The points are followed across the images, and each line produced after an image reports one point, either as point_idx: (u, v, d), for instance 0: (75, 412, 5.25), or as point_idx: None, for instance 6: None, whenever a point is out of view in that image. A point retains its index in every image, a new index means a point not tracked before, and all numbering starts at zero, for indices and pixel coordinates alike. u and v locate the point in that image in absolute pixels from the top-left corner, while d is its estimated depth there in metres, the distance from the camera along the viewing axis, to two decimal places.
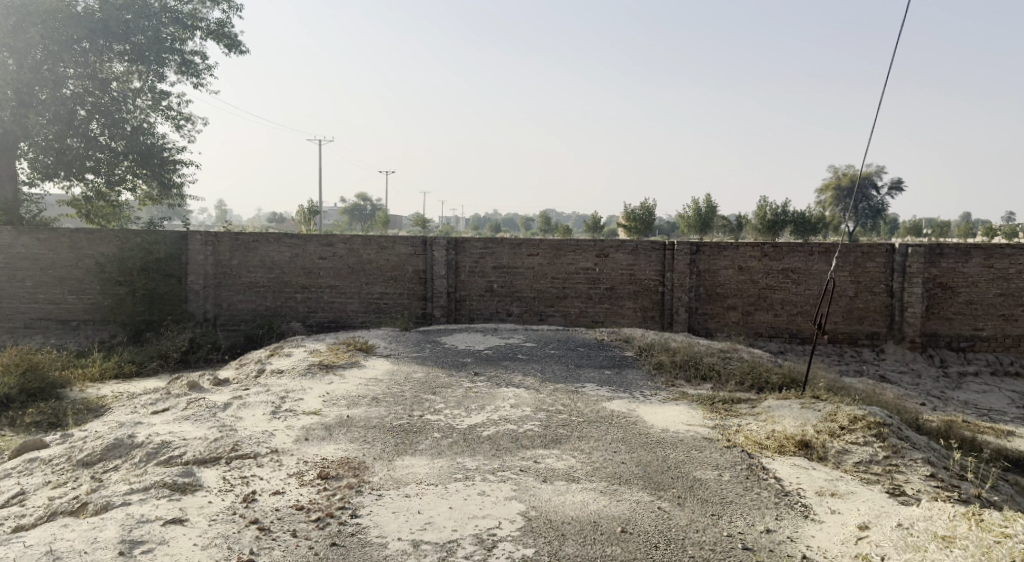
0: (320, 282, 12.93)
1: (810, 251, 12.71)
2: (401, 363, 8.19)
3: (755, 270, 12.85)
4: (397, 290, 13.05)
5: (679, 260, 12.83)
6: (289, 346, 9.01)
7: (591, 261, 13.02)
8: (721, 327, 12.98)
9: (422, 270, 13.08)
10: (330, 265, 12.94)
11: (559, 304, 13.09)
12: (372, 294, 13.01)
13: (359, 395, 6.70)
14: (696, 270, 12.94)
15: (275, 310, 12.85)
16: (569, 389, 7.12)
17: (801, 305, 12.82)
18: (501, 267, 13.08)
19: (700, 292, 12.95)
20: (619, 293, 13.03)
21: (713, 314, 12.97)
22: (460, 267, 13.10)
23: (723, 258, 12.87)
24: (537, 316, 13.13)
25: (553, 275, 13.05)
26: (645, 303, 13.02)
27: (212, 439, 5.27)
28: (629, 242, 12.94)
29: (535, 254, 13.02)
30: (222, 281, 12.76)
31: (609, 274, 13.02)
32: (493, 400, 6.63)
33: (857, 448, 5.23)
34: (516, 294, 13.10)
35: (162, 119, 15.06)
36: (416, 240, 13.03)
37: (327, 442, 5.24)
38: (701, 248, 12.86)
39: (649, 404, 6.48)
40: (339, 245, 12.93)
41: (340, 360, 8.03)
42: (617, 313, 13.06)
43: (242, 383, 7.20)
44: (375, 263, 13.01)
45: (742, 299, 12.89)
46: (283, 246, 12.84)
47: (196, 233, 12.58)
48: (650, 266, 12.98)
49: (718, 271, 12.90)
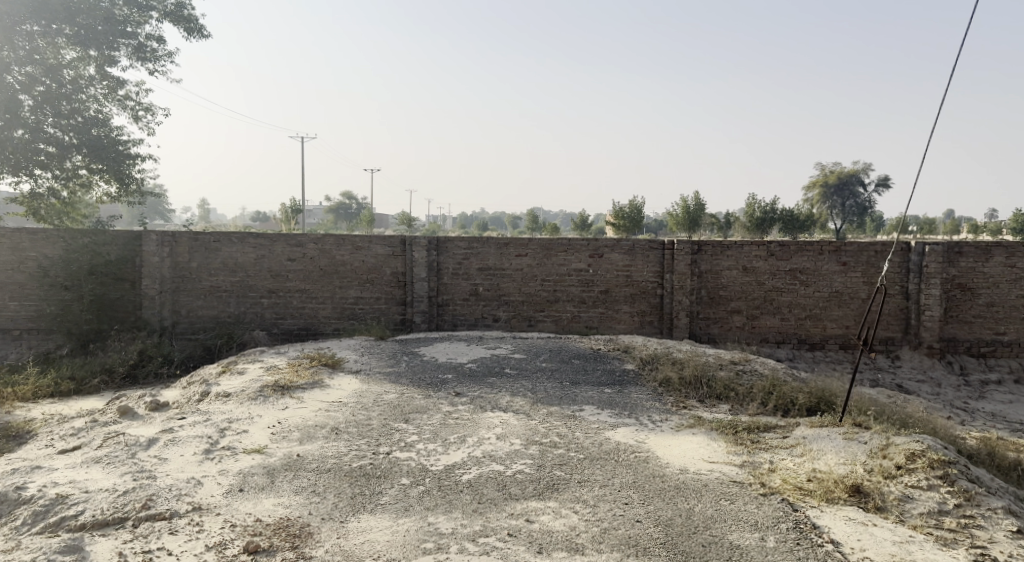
0: (289, 286, 11.84)
1: (820, 250, 11.82)
2: (371, 382, 7.14)
3: (761, 271, 11.92)
4: (374, 294, 11.99)
5: (679, 260, 11.86)
6: (245, 361, 7.91)
7: (584, 262, 12.02)
8: (725, 332, 12.02)
9: (401, 273, 12.03)
10: (300, 267, 11.86)
11: (549, 308, 12.08)
12: (346, 298, 11.94)
13: (316, 424, 5.64)
14: (697, 271, 11.97)
15: (239, 316, 11.75)
16: (565, 413, 6.11)
17: (809, 309, 11.92)
18: (487, 268, 12.05)
19: (701, 295, 12.00)
20: (615, 296, 12.04)
21: (716, 319, 12.01)
22: (443, 268, 12.07)
23: (726, 257, 11.93)
24: (526, 322, 12.11)
25: (543, 278, 12.04)
26: (643, 306, 12.04)
27: (120, 491, 4.20)
28: (625, 241, 11.96)
29: (523, 254, 12.02)
30: (180, 285, 11.63)
31: (604, 276, 12.03)
32: (475, 429, 5.61)
33: (922, 495, 4.26)
34: (503, 298, 12.07)
35: (118, 110, 13.87)
36: (394, 240, 11.98)
37: (266, 497, 4.19)
38: (702, 247, 11.92)
39: (660, 434, 5.49)
40: (310, 245, 11.86)
41: (299, 379, 6.97)
42: (612, 318, 12.07)
43: (181, 410, 6.11)
44: (349, 265, 11.95)
45: (747, 302, 11.95)
46: (248, 246, 11.74)
47: (151, 233, 11.42)
48: (648, 267, 12.01)
49: (721, 272, 11.95)
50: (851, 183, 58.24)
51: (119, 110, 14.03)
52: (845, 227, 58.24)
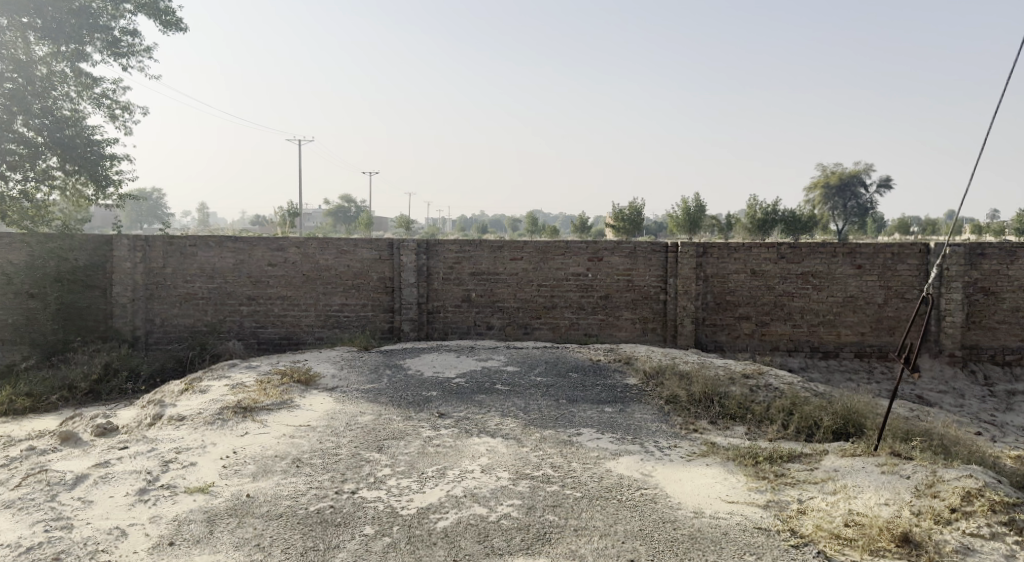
0: (269, 293, 11.16)
1: (833, 252, 11.15)
2: (346, 401, 6.45)
3: (771, 274, 11.22)
4: (360, 301, 11.30)
5: (685, 263, 11.16)
6: (209, 377, 7.20)
7: (583, 266, 11.34)
8: (733, 340, 11.30)
9: (389, 278, 11.35)
10: (282, 273, 11.18)
11: (546, 315, 11.39)
12: (331, 305, 11.27)
13: (277, 455, 4.95)
14: (703, 274, 11.27)
15: (217, 325, 11.06)
16: (560, 438, 5.41)
17: (822, 315, 11.24)
18: (480, 273, 11.36)
19: (708, 300, 11.29)
20: (616, 302, 11.35)
21: (724, 326, 11.29)
22: (433, 273, 11.38)
23: (734, 261, 11.23)
24: (522, 330, 11.41)
25: (539, 282, 11.36)
26: (646, 313, 11.35)
27: (24, 548, 3.50)
28: (626, 244, 11.27)
29: (518, 258, 11.34)
30: (154, 293, 10.94)
31: (605, 280, 11.34)
32: (458, 459, 4.93)
33: (984, 548, 3.59)
34: (497, 304, 11.38)
35: (91, 108, 13.17)
36: (381, 243, 11.30)
37: (200, 554, 3.50)
38: (709, 249, 11.22)
39: (669, 465, 4.80)
40: (292, 250, 11.19)
41: (266, 399, 6.27)
42: (613, 325, 11.37)
43: (126, 436, 5.40)
44: (334, 271, 11.27)
45: (756, 308, 11.26)
46: (226, 251, 11.06)
47: (122, 236, 10.73)
48: (651, 271, 11.31)
49: (728, 275, 11.25)
50: (853, 183, 57.60)
51: (94, 108, 13.34)
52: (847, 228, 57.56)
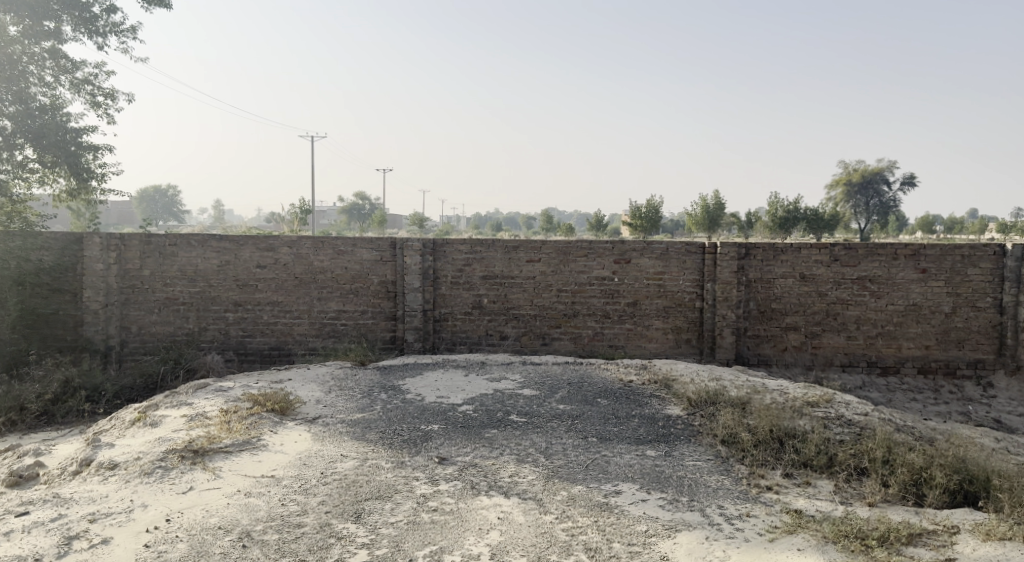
0: (258, 298, 10.02)
1: (894, 254, 9.78)
2: (326, 440, 5.23)
3: (823, 279, 9.88)
4: (358, 307, 10.13)
5: (724, 266, 9.84)
6: (167, 405, 6.03)
7: (608, 269, 10.07)
8: (779, 354, 9.96)
9: (391, 282, 10.14)
10: (272, 276, 10.03)
11: (567, 324, 10.13)
12: (326, 312, 10.11)
13: (221, 526, 3.75)
14: (745, 279, 9.93)
15: (199, 334, 9.95)
16: (593, 500, 4.15)
17: (880, 326, 9.89)
18: (493, 277, 10.13)
19: (751, 308, 9.95)
20: (646, 310, 10.07)
21: (769, 337, 9.95)
22: (440, 276, 10.17)
23: (780, 264, 9.90)
24: (539, 340, 10.17)
25: (559, 287, 10.11)
26: (679, 322, 10.05)
27: None
28: (657, 244, 9.99)
29: (535, 260, 10.09)
30: (129, 297, 9.87)
31: (632, 286, 10.06)
32: (460, 534, 3.70)
33: None
34: (512, 312, 10.15)
35: (69, 93, 12.13)
36: (383, 243, 10.10)
37: None
38: (752, 251, 9.89)
39: (746, 550, 3.54)
40: (283, 250, 10.04)
41: (226, 436, 5.08)
42: (641, 336, 10.09)
43: (36, 491, 4.24)
44: (330, 273, 10.10)
45: (805, 317, 9.92)
46: (210, 251, 9.95)
47: (93, 235, 9.65)
48: (685, 275, 10.02)
49: (774, 280, 9.92)
50: (875, 182, 55.75)
51: (74, 94, 12.28)
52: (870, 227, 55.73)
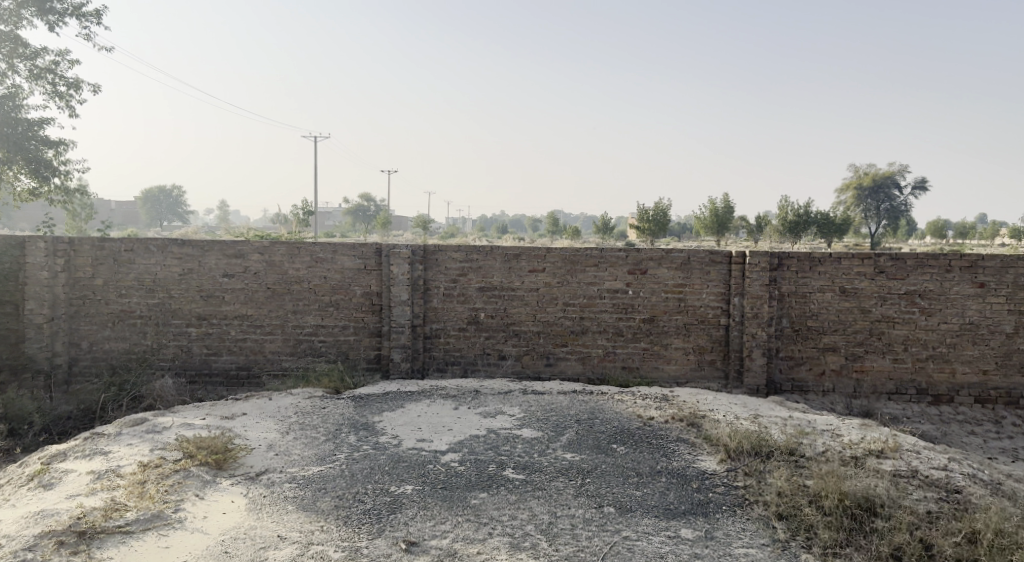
0: (225, 311, 8.94)
1: (949, 266, 8.54)
2: (263, 512, 4.05)
3: (866, 294, 8.65)
4: (338, 322, 8.96)
5: (754, 278, 8.60)
6: (77, 455, 4.86)
7: (620, 280, 8.88)
8: (816, 379, 8.71)
9: (375, 294, 8.97)
10: (240, 286, 8.93)
11: (574, 342, 8.94)
12: (302, 327, 8.96)
13: None
14: (778, 293, 8.69)
15: (156, 351, 8.89)
16: None
17: (932, 348, 8.62)
18: (490, 288, 8.95)
19: (784, 326, 8.72)
20: (663, 328, 8.86)
21: (805, 360, 8.71)
22: (431, 288, 8.99)
23: (817, 276, 8.68)
24: (543, 361, 8.97)
25: (565, 301, 8.93)
26: (702, 341, 8.83)
27: None
28: (677, 253, 8.79)
29: (538, 269, 8.91)
30: (80, 310, 8.81)
31: (648, 300, 8.87)
32: None
33: None
34: (512, 328, 8.97)
35: (26, 83, 11.07)
36: (366, 249, 8.94)
37: None
38: (785, 261, 8.67)
39: None
40: (254, 257, 8.92)
41: (131, 509, 3.92)
42: (659, 357, 8.87)
43: None
44: (306, 284, 8.95)
45: (846, 337, 8.69)
46: (171, 258, 8.88)
47: (38, 239, 8.53)
48: (708, 288, 8.81)
49: (811, 294, 8.69)
50: (886, 185, 54.30)
51: (33, 84, 11.21)
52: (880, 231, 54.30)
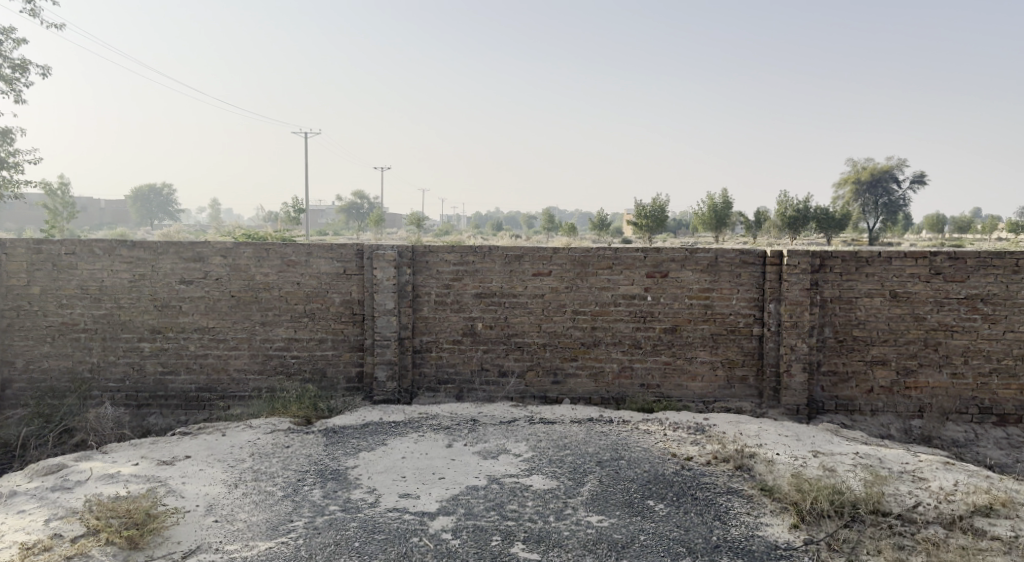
0: (182, 323, 7.76)
1: (1016, 265, 7.38)
2: None
3: (921, 298, 7.51)
4: (314, 336, 7.80)
5: (793, 282, 7.45)
6: None
7: (637, 284, 7.73)
8: (863, 397, 7.59)
9: (354, 302, 7.79)
10: (200, 294, 7.75)
11: (585, 356, 7.79)
12: (272, 342, 7.79)
13: None
14: (820, 298, 7.56)
15: (103, 371, 7.72)
16: None
17: (997, 360, 7.47)
18: (488, 295, 7.79)
19: (826, 336, 7.59)
20: (687, 339, 7.72)
21: (850, 375, 7.59)
22: (421, 295, 7.82)
23: (864, 279, 7.55)
24: (549, 378, 7.82)
25: (574, 309, 7.78)
26: (731, 354, 7.69)
27: None
28: (703, 253, 7.65)
29: (543, 273, 7.76)
30: (13, 324, 7.62)
31: (669, 307, 7.73)
32: None
33: None
34: (514, 340, 7.81)
35: None
36: (346, 251, 7.76)
37: None
38: (827, 262, 7.54)
39: None
40: (216, 262, 7.75)
41: None
42: (682, 373, 7.72)
43: None
44: (277, 291, 7.77)
45: (896, 349, 7.56)
46: (120, 263, 7.69)
47: None
48: (739, 293, 7.67)
49: (857, 300, 7.57)
50: (884, 179, 53.35)
51: None
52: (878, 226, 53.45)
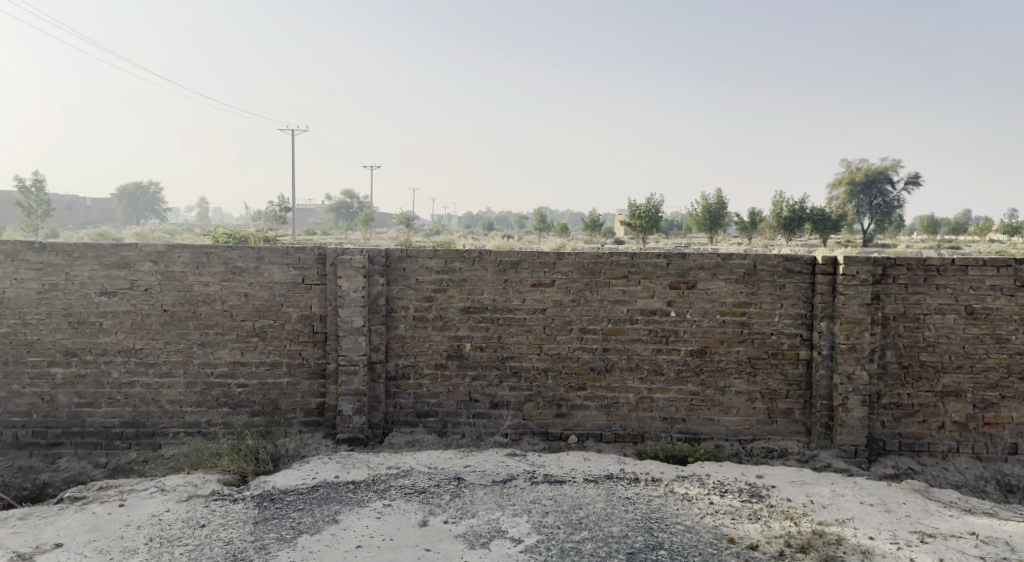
0: (103, 344, 6.31)
1: None
2: None
3: (1003, 316, 6.19)
4: (265, 359, 6.39)
5: (851, 296, 6.11)
6: None
7: (659, 297, 6.36)
8: (933, 435, 6.27)
9: (314, 319, 6.38)
10: (125, 309, 6.31)
11: (595, 385, 6.42)
12: (214, 367, 6.37)
13: None
14: (881, 315, 6.23)
15: (5, 403, 6.26)
16: None
17: None
18: (478, 310, 6.40)
19: (888, 362, 6.27)
20: (719, 363, 6.37)
21: (916, 409, 6.27)
22: (395, 310, 6.42)
23: (934, 292, 6.22)
24: (552, 411, 6.44)
25: (582, 327, 6.41)
26: (773, 383, 6.35)
27: None
28: (739, 260, 6.30)
29: (544, 283, 6.39)
30: None
31: (697, 326, 6.37)
32: None
33: None
34: (509, 365, 6.43)
35: None
36: (305, 255, 6.35)
37: None
38: (890, 272, 6.20)
39: None
40: (145, 269, 6.31)
41: None
42: (713, 406, 6.37)
43: None
44: (220, 305, 6.35)
45: (973, 377, 6.24)
46: (25, 269, 6.23)
47: None
48: (783, 308, 6.32)
49: (925, 317, 6.24)
50: (880, 179, 52.37)
51: None
52: (874, 227, 52.39)
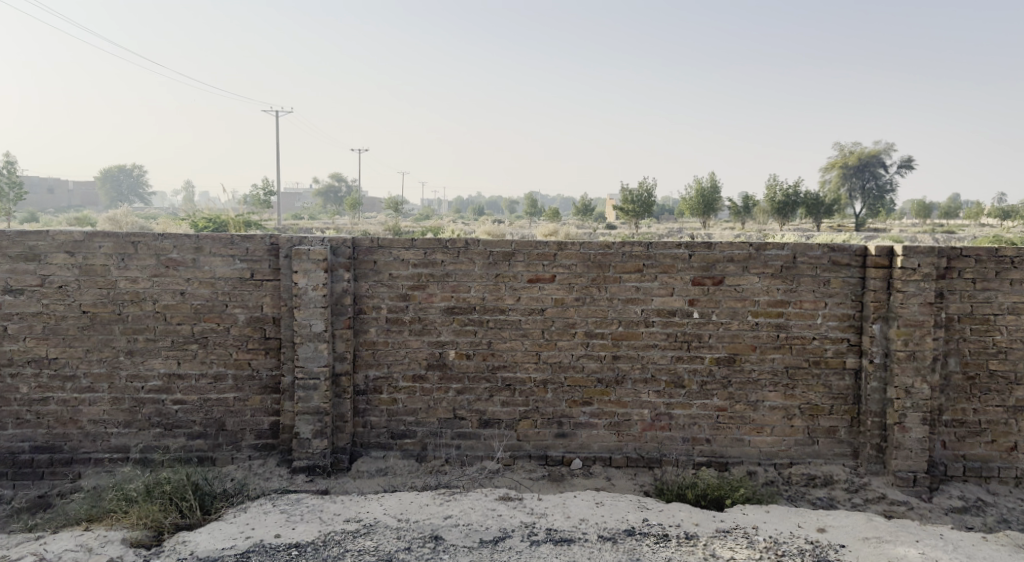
0: (8, 354, 5.20)
1: None
2: None
3: None
4: (206, 371, 5.30)
5: (911, 294, 5.09)
6: None
7: (680, 295, 5.32)
8: (1001, 458, 5.30)
9: (266, 322, 5.30)
10: (35, 311, 5.20)
11: (603, 400, 5.38)
12: (145, 381, 5.28)
13: None
14: (944, 317, 5.21)
15: None
16: None
17: None
18: (464, 310, 5.33)
19: (951, 372, 5.26)
20: (751, 373, 5.35)
21: (983, 427, 5.29)
22: (364, 311, 5.34)
23: (1007, 289, 5.21)
24: (551, 430, 5.41)
25: (587, 331, 5.36)
26: (815, 397, 5.34)
27: None
28: (776, 250, 5.26)
29: (542, 278, 5.32)
30: None
31: (725, 329, 5.34)
32: None
33: None
34: (500, 377, 5.38)
35: None
36: (253, 245, 5.25)
37: None
38: (956, 265, 5.18)
39: None
40: (57, 261, 5.18)
41: None
42: (744, 424, 5.36)
43: None
44: (150, 306, 5.25)
45: None
46: None
47: None
48: (828, 308, 5.29)
49: (996, 318, 5.23)
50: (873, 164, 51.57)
51: None
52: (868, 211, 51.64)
